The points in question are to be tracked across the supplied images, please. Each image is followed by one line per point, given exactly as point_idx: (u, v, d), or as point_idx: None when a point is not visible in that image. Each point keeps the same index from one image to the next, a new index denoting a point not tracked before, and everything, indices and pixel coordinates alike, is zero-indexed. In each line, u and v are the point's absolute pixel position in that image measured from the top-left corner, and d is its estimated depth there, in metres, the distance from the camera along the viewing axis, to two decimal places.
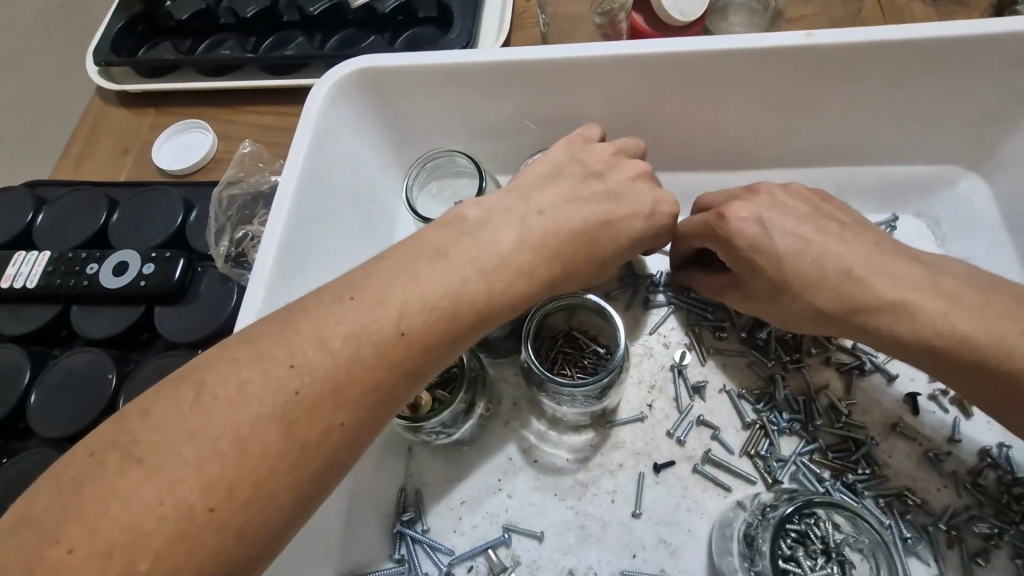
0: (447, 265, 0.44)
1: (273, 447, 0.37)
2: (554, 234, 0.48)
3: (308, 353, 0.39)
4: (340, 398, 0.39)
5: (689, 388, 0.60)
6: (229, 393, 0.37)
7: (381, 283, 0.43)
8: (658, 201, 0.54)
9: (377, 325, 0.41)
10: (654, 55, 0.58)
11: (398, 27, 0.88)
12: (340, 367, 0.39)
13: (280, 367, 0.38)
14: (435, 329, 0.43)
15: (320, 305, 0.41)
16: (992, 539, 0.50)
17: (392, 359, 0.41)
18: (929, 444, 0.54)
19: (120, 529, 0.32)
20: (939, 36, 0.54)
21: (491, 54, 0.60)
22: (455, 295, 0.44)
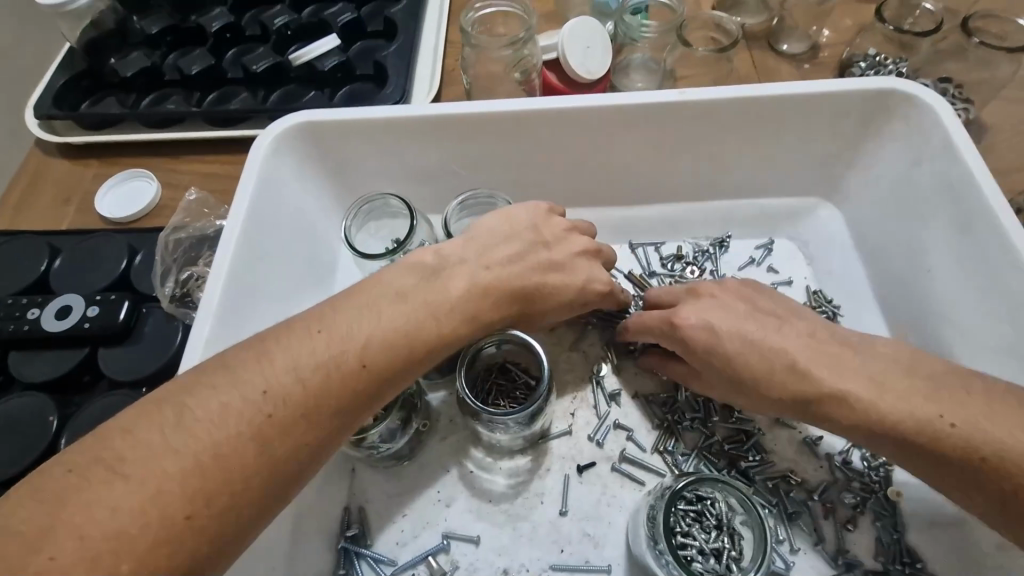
0: (406, 306, 0.52)
1: (250, 461, 0.43)
2: (496, 285, 0.57)
3: (281, 380, 0.45)
4: (305, 421, 0.46)
5: (607, 397, 0.67)
6: (209, 413, 0.43)
7: (348, 321, 0.50)
8: (591, 276, 0.62)
9: (343, 360, 0.48)
10: (559, 109, 0.68)
11: (336, 84, 0.96)
12: (309, 393, 0.46)
13: (256, 392, 0.45)
14: (392, 358, 0.50)
15: (293, 337, 0.48)
16: (858, 508, 0.59)
17: (353, 387, 0.48)
18: (806, 431, 0.64)
19: (104, 536, 0.37)
20: (784, 93, 0.67)
21: (419, 110, 0.69)
22: (411, 333, 0.51)
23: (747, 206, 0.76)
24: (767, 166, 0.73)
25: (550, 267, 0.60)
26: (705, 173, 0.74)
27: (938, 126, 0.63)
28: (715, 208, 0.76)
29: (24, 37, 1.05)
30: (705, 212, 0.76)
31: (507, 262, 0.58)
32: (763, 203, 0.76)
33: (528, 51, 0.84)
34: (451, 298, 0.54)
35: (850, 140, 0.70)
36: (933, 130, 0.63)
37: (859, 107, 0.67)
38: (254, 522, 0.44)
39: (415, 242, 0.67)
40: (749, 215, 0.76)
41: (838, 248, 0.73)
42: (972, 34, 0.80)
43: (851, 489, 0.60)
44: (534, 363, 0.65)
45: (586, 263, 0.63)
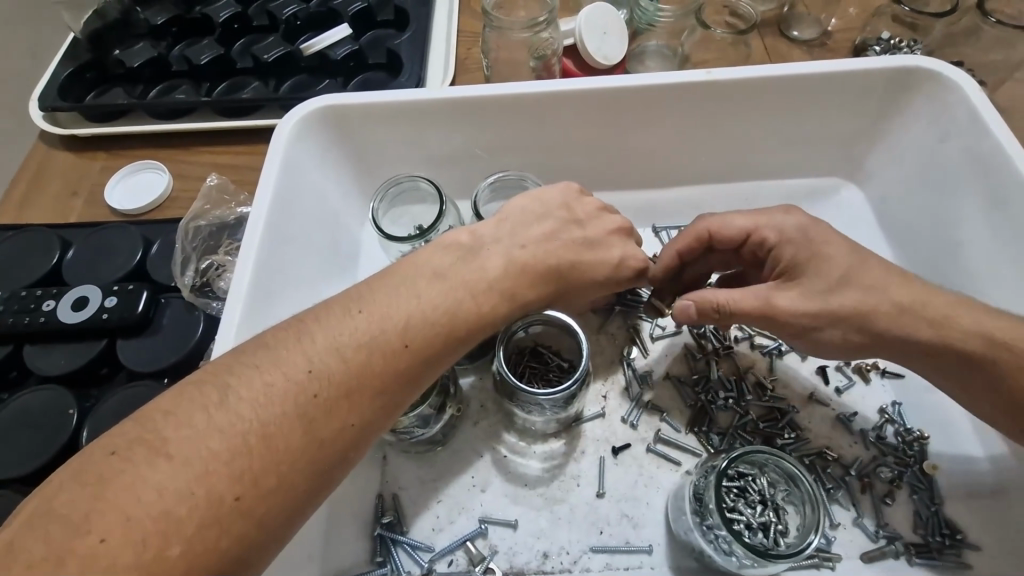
0: (443, 285, 0.52)
1: (296, 443, 0.42)
2: (532, 265, 0.56)
3: (323, 360, 0.44)
4: (347, 399, 0.45)
5: (637, 378, 0.67)
6: (252, 392, 0.42)
7: (384, 300, 0.49)
8: (626, 253, 0.61)
9: (385, 339, 0.47)
10: (586, 90, 0.68)
11: (349, 73, 0.95)
12: (351, 371, 0.45)
13: (299, 371, 0.43)
14: (432, 332, 0.50)
15: (333, 315, 0.47)
16: (894, 482, 0.59)
17: (395, 366, 0.47)
18: (839, 408, 0.64)
19: (154, 516, 0.36)
20: (811, 72, 0.67)
21: (443, 92, 0.68)
22: (450, 311, 0.51)
23: (773, 188, 0.76)
24: (790, 147, 0.73)
25: (586, 243, 0.59)
26: (729, 152, 0.74)
27: (964, 104, 0.64)
28: (740, 190, 0.76)
29: (25, 30, 1.03)
30: (730, 194, 0.76)
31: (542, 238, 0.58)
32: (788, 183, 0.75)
33: (547, 35, 0.83)
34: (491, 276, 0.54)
35: (873, 120, 0.70)
36: (957, 107, 0.64)
37: (883, 86, 0.68)
38: (300, 506, 0.43)
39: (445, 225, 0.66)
40: (774, 198, 0.75)
41: (862, 228, 0.73)
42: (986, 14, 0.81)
43: (887, 463, 0.60)
44: (566, 344, 0.65)
45: (620, 240, 0.61)
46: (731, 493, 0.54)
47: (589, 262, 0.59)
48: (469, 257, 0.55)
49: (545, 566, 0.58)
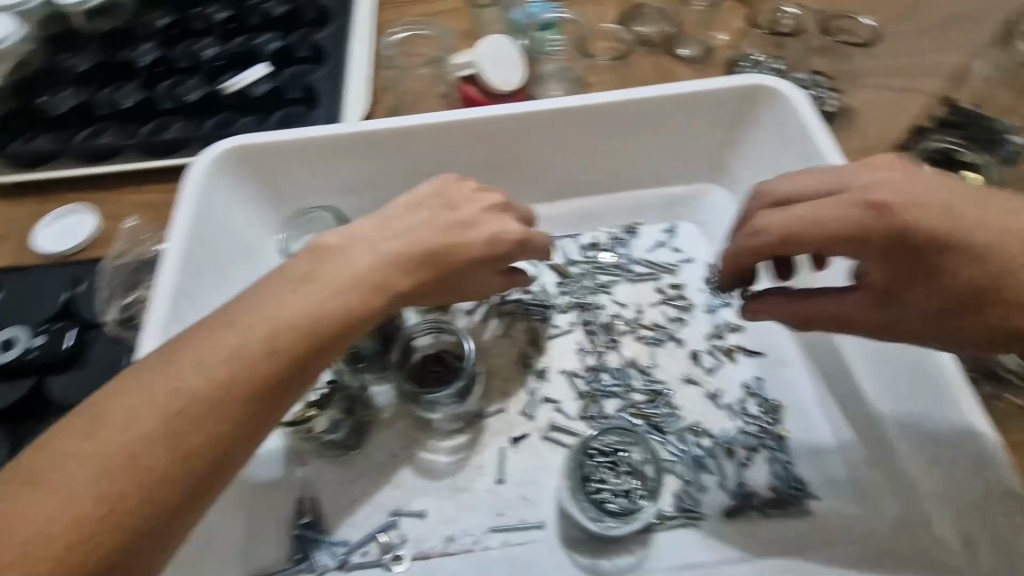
0: (311, 287, 0.56)
1: (161, 458, 0.47)
2: (404, 252, 0.59)
3: (186, 380, 0.49)
4: (222, 407, 0.50)
5: (535, 374, 0.74)
6: (119, 418, 0.47)
7: (251, 312, 0.53)
8: (502, 229, 0.65)
9: (247, 349, 0.51)
10: (474, 120, 0.76)
11: (269, 108, 1.00)
12: (221, 382, 0.50)
13: (163, 392, 0.49)
14: (299, 335, 0.53)
15: (199, 335, 0.52)
16: (754, 447, 0.68)
17: (264, 371, 0.52)
18: (710, 387, 0.72)
19: (25, 539, 0.42)
20: (669, 94, 0.76)
21: (345, 127, 0.75)
22: (313, 312, 0.54)
23: (654, 195, 0.85)
24: (663, 158, 0.82)
25: (460, 227, 0.63)
26: (611, 166, 0.82)
27: (797, 114, 0.73)
28: (625, 199, 0.85)
29: None
30: (617, 202, 0.85)
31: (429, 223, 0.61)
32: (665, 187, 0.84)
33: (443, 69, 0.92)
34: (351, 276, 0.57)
35: (730, 130, 0.80)
36: (792, 117, 0.74)
37: (734, 101, 0.77)
38: (179, 514, 0.48)
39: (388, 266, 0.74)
40: (656, 204, 0.85)
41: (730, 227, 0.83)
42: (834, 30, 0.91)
43: (748, 432, 0.69)
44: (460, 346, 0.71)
45: (495, 217, 0.65)
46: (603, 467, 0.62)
47: (460, 243, 0.62)
48: (333, 258, 0.58)
49: (449, 548, 0.64)
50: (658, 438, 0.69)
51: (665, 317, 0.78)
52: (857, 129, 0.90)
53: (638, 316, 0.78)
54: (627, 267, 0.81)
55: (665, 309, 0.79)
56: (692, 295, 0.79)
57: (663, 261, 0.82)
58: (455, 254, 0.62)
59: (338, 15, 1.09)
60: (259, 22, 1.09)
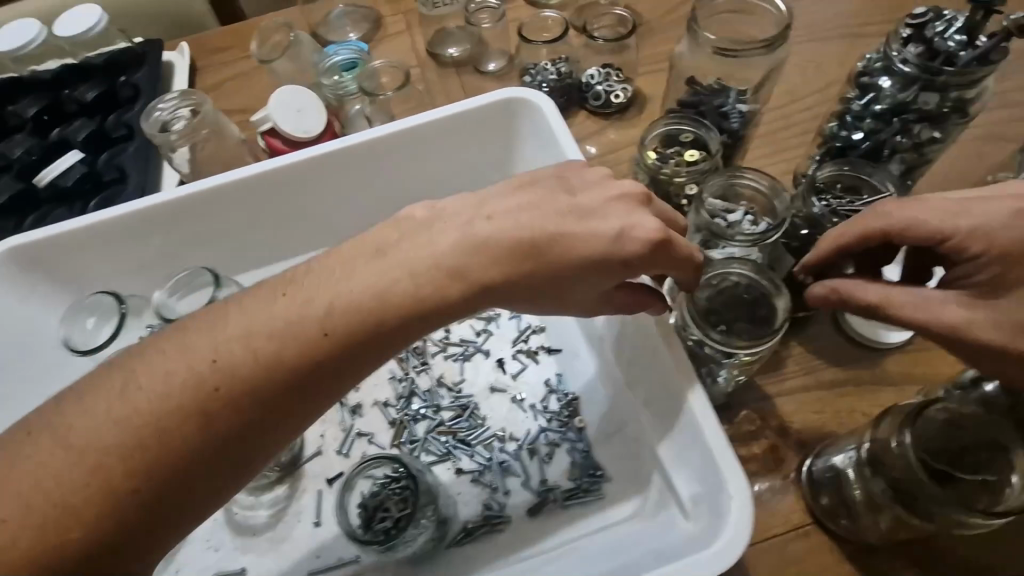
0: (292, 301, 0.52)
1: (85, 499, 0.45)
2: (364, 297, 0.53)
3: (125, 404, 0.48)
4: (158, 443, 0.47)
5: (349, 411, 0.76)
6: (47, 455, 0.46)
7: (246, 328, 0.51)
8: (625, 226, 0.56)
9: (201, 382, 0.49)
10: (245, 178, 0.78)
11: (86, 195, 1.00)
12: (189, 413, 0.48)
13: (121, 413, 0.47)
14: (270, 373, 0.50)
15: (170, 352, 0.50)
16: (554, 443, 0.70)
17: (204, 413, 0.49)
18: (514, 392, 0.75)
19: None
20: (432, 120, 0.80)
21: (120, 208, 0.77)
22: (277, 341, 0.51)
23: None
24: (447, 179, 0.86)
25: (579, 213, 0.57)
26: (400, 195, 0.85)
27: (549, 119, 0.78)
28: None
29: None
30: None
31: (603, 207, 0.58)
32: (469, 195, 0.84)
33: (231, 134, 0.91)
34: (455, 258, 0.55)
35: (503, 141, 0.84)
36: (545, 123, 0.78)
37: (495, 116, 0.81)
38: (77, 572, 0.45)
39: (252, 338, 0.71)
40: None
41: None
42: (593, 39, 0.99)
43: (548, 428, 0.71)
44: None
45: (624, 207, 0.58)
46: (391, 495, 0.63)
47: (584, 233, 0.56)
48: (423, 242, 0.56)
49: None
50: (464, 451, 0.71)
51: (472, 331, 0.80)
52: (633, 126, 0.98)
53: (446, 335, 0.80)
54: None
55: (473, 323, 0.81)
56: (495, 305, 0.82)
57: None
58: (560, 247, 0.56)
59: (153, 93, 1.11)
60: (75, 110, 1.10)
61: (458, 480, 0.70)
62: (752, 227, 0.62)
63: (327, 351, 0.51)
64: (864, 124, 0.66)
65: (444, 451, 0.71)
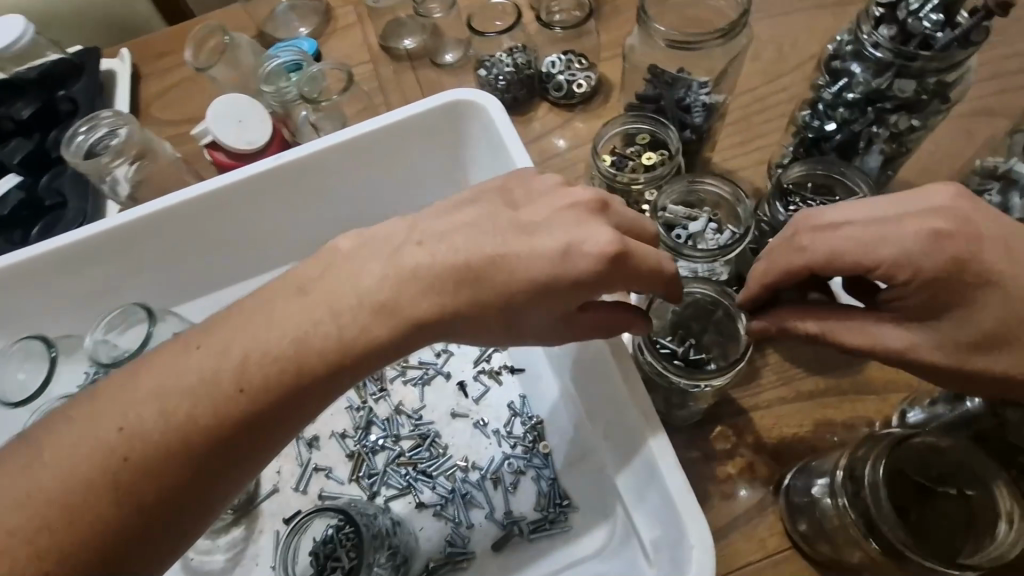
0: (208, 350, 0.49)
1: None
2: (296, 340, 0.49)
3: (37, 481, 0.44)
4: (68, 524, 0.43)
5: (305, 444, 0.72)
6: None
7: (155, 390, 0.47)
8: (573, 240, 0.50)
9: (108, 449, 0.45)
10: (178, 204, 0.73)
11: (26, 222, 0.94)
12: (105, 488, 0.44)
13: (17, 498, 0.43)
14: (189, 433, 0.46)
15: (79, 418, 0.46)
16: (519, 471, 0.67)
17: (120, 485, 0.44)
18: (477, 416, 0.71)
19: None
20: (374, 128, 0.74)
21: (47, 243, 0.73)
22: (190, 399, 0.47)
23: None
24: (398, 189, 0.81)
25: (522, 229, 0.51)
26: (349, 210, 0.81)
27: (496, 122, 0.72)
28: None
29: None
30: None
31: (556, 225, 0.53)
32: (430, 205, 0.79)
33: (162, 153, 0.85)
34: (384, 291, 0.51)
35: (453, 146, 0.78)
36: (493, 125, 0.72)
37: (441, 121, 0.75)
38: None
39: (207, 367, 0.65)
40: None
41: None
42: (550, 26, 0.92)
43: (513, 455, 0.68)
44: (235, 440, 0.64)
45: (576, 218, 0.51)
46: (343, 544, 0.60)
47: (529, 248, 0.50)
48: (348, 273, 0.52)
49: None
50: (426, 483, 0.68)
51: (431, 352, 0.76)
52: (599, 117, 0.92)
53: (404, 357, 0.76)
54: None
55: (432, 344, 0.77)
56: None
57: None
58: (502, 270, 0.50)
59: (92, 108, 1.04)
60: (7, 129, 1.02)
61: (420, 514, 0.67)
62: (716, 236, 0.59)
63: (249, 405, 0.48)
64: (837, 113, 0.61)
65: (404, 484, 0.68)
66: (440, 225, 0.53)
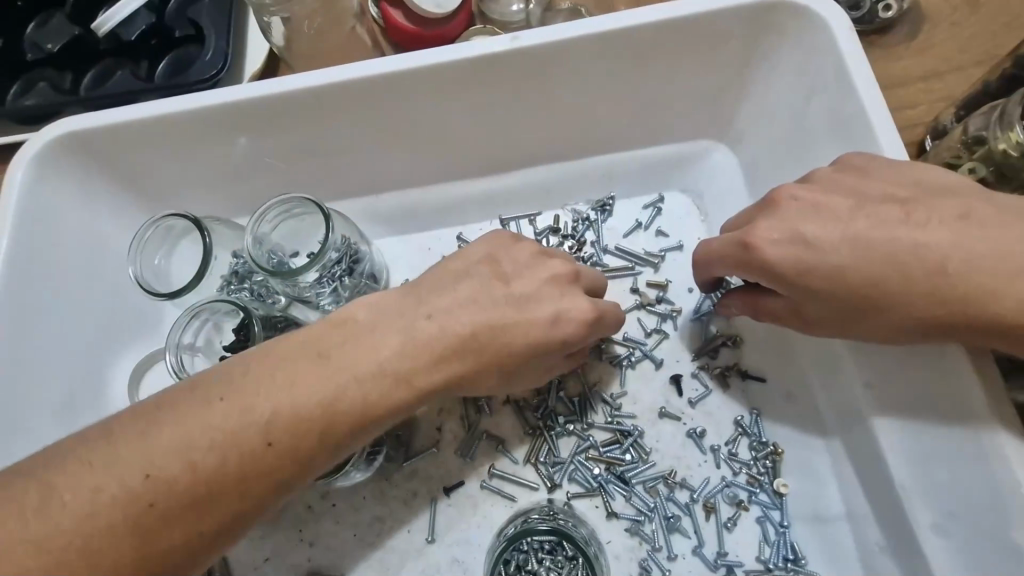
0: (328, 367, 0.42)
1: (127, 556, 0.36)
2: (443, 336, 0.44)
3: (164, 462, 0.37)
4: (213, 500, 0.38)
5: (474, 406, 0.60)
6: (78, 501, 0.35)
7: (184, 436, 0.38)
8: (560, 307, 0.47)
9: (245, 435, 0.39)
10: (370, 77, 0.55)
11: (154, 54, 0.74)
12: (121, 537, 0.36)
13: (135, 477, 0.36)
14: (329, 427, 0.41)
15: (188, 404, 0.39)
16: (740, 504, 0.55)
17: (260, 472, 0.39)
18: (691, 423, 0.58)
19: None
20: (647, 23, 0.53)
21: (197, 97, 0.55)
22: (335, 399, 0.41)
23: (630, 159, 0.65)
24: (465, 142, 0.62)
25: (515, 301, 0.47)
26: (572, 123, 0.61)
27: (835, 49, 0.51)
28: (594, 165, 0.65)
29: None
30: (582, 171, 0.65)
31: (868, 216, 0.42)
32: (517, 173, 0.65)
33: None
34: (408, 365, 0.43)
35: (736, 65, 0.57)
36: (826, 53, 0.52)
37: (739, 28, 0.54)
38: None
39: (314, 273, 0.55)
40: (634, 172, 0.65)
41: (733, 202, 0.63)
42: None
43: (735, 484, 0.55)
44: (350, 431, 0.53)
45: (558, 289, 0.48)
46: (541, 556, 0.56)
47: (516, 323, 0.46)
48: (383, 342, 0.43)
49: None
50: (621, 491, 0.56)
51: (640, 329, 0.61)
52: (929, 48, 0.64)
53: None
54: (597, 260, 0.63)
55: (642, 319, 0.62)
56: (676, 298, 0.62)
57: (641, 249, 0.64)
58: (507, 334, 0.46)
59: None
60: None
61: (609, 524, 0.56)
62: None
63: (273, 465, 0.39)
64: None
65: (594, 486, 0.56)
66: (444, 291, 0.46)
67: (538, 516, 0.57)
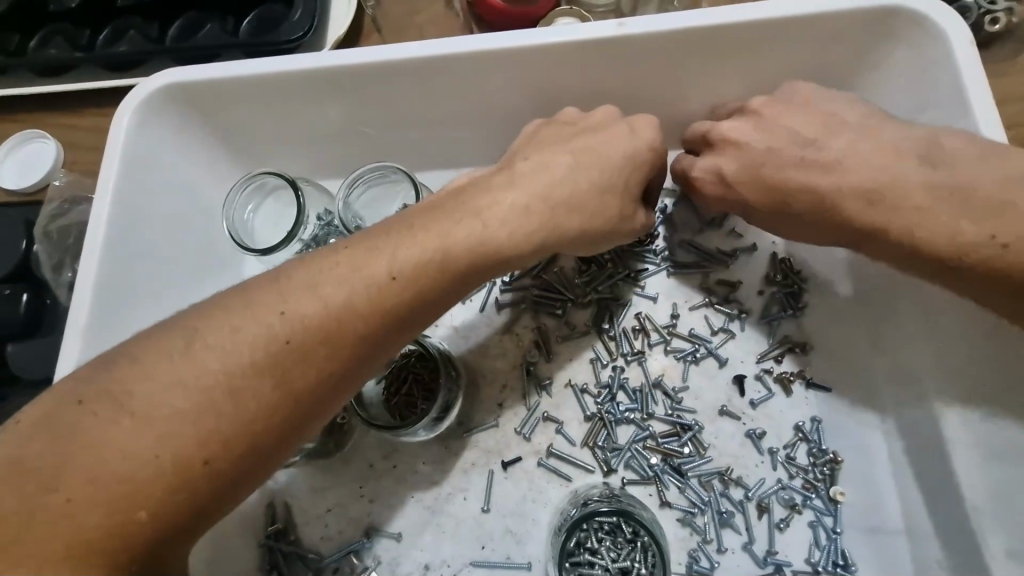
0: (443, 213, 0.45)
1: (267, 398, 0.37)
2: None
3: (297, 299, 0.39)
4: (342, 333, 0.39)
5: (536, 386, 0.62)
6: (219, 338, 0.37)
7: (311, 280, 0.40)
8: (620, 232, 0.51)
9: (368, 270, 0.41)
10: (470, 52, 0.55)
11: (240, 10, 0.71)
12: (264, 372, 0.37)
13: (271, 313, 0.38)
14: (446, 258, 0.43)
15: (317, 256, 0.41)
16: (795, 507, 0.56)
17: (385, 307, 0.41)
18: (751, 424, 0.58)
19: None
20: (758, 19, 0.53)
21: (300, 60, 0.56)
22: (446, 245, 0.43)
23: None
24: None
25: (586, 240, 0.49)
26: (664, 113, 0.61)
27: (953, 63, 0.50)
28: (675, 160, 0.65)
29: None
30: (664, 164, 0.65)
31: None
32: None
33: None
34: (500, 240, 0.45)
35: (839, 69, 0.57)
36: (940, 68, 0.51)
37: (851, 32, 0.54)
38: (276, 449, 0.38)
39: None
40: None
41: None
42: None
43: (790, 487, 0.56)
44: (420, 403, 0.59)
45: (620, 137, 0.50)
46: (600, 534, 0.57)
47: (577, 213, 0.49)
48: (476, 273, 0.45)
49: None
50: (675, 482, 0.57)
51: (706, 326, 0.62)
52: None
53: (672, 323, 0.62)
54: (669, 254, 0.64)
55: (710, 316, 0.62)
56: (745, 299, 0.62)
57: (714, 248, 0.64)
58: None
59: None
60: None
61: (663, 513, 0.57)
62: None
63: (397, 299, 0.41)
64: None
65: (650, 475, 0.58)
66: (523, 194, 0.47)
67: (598, 499, 0.57)
